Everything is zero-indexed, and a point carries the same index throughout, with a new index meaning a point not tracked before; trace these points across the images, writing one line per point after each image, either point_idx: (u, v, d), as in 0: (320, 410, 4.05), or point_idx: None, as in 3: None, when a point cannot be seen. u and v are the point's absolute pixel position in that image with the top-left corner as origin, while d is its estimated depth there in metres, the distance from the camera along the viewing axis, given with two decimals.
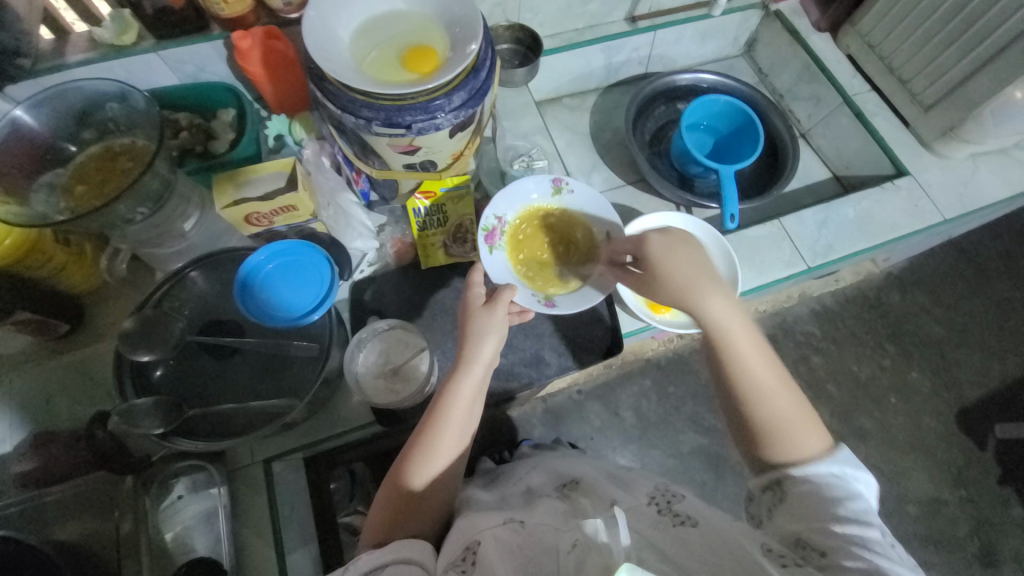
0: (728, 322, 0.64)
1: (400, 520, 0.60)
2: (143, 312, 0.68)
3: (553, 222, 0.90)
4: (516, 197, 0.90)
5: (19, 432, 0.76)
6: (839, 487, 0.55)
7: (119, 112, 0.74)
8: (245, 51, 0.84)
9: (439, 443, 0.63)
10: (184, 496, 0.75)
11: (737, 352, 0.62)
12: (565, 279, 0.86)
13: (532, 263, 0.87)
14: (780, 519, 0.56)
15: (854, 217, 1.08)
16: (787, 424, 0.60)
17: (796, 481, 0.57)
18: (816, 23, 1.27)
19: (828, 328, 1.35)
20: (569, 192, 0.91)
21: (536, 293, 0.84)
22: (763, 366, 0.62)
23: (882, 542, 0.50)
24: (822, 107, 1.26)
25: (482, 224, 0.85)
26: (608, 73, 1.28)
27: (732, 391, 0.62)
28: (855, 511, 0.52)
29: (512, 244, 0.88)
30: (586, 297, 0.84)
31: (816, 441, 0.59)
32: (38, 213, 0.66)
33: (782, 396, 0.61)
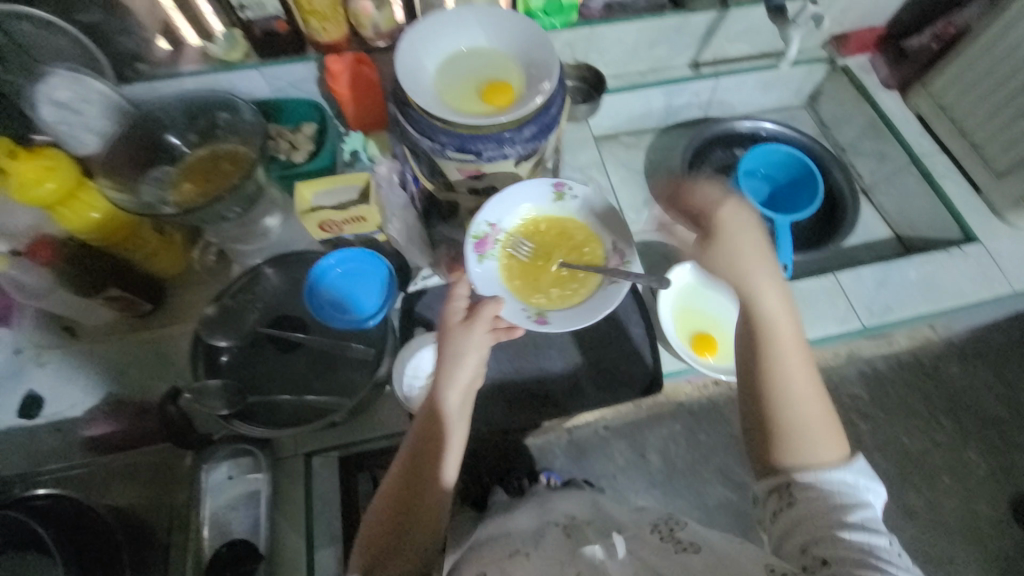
0: (782, 325, 0.66)
1: (399, 531, 0.64)
2: (224, 301, 0.76)
3: (554, 230, 0.87)
4: (514, 202, 0.86)
5: (88, 401, 0.83)
6: (850, 494, 0.58)
7: (227, 121, 0.84)
8: (336, 73, 0.93)
9: (448, 443, 0.67)
10: (233, 478, 0.77)
11: (777, 337, 0.65)
12: (567, 291, 0.83)
13: (525, 274, 0.84)
14: (789, 521, 0.58)
15: (914, 280, 1.05)
16: (804, 427, 0.62)
17: (802, 485, 0.59)
18: (885, 80, 1.26)
19: (876, 393, 1.26)
20: (571, 198, 0.88)
21: (527, 307, 0.82)
22: (794, 353, 0.65)
23: (889, 550, 0.52)
24: (886, 164, 1.24)
25: (475, 232, 0.84)
26: (666, 115, 1.31)
27: (755, 384, 0.65)
28: (864, 518, 0.55)
29: (508, 253, 0.86)
30: (588, 309, 0.81)
31: (832, 448, 0.61)
32: (147, 205, 0.76)
33: (811, 405, 0.63)
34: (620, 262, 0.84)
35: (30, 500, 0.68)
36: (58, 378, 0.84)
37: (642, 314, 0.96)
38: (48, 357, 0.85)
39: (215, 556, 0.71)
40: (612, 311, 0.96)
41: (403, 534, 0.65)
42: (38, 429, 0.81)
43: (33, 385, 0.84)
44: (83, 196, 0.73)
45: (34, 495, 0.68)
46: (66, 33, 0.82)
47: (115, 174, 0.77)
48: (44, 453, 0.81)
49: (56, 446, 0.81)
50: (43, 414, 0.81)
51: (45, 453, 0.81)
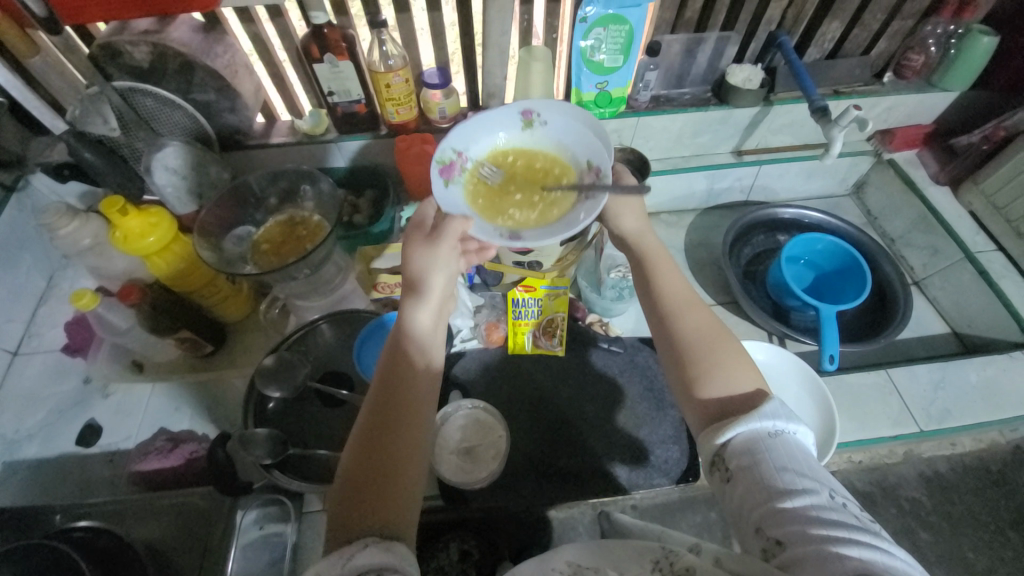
0: (676, 293, 0.71)
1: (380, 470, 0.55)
2: (282, 353, 0.79)
3: (526, 157, 0.82)
4: (479, 130, 0.82)
5: (142, 434, 0.89)
6: (769, 438, 0.53)
7: (309, 193, 0.93)
8: (404, 151, 1.02)
9: (421, 365, 0.64)
10: (262, 527, 0.79)
11: (656, 268, 0.74)
12: (540, 214, 0.76)
13: (494, 198, 0.78)
14: (737, 499, 0.52)
15: (976, 384, 0.99)
16: (704, 345, 0.65)
17: (733, 448, 0.54)
18: (935, 174, 1.28)
19: (938, 499, 1.08)
20: (541, 124, 0.83)
21: (500, 229, 0.74)
22: (688, 301, 0.70)
23: (830, 502, 0.48)
24: (938, 259, 1.21)
25: (439, 157, 0.79)
26: (708, 197, 1.35)
27: (665, 329, 0.68)
28: (795, 475, 0.50)
29: (476, 180, 0.80)
30: (562, 229, 0.72)
31: (739, 372, 0.62)
32: (229, 260, 0.84)
33: (702, 318, 0.68)
34: (597, 176, 0.76)
35: (69, 530, 0.72)
36: (119, 410, 0.91)
37: (677, 396, 0.95)
38: (115, 387, 0.93)
39: None
40: (646, 390, 0.96)
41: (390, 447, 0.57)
42: (92, 457, 0.87)
43: (94, 415, 0.91)
44: (176, 248, 0.83)
45: (75, 527, 0.72)
46: (182, 108, 0.95)
47: (208, 232, 0.86)
48: (91, 482, 0.85)
49: (104, 477, 0.85)
50: (99, 443, 0.88)
51: (91, 483, 0.85)
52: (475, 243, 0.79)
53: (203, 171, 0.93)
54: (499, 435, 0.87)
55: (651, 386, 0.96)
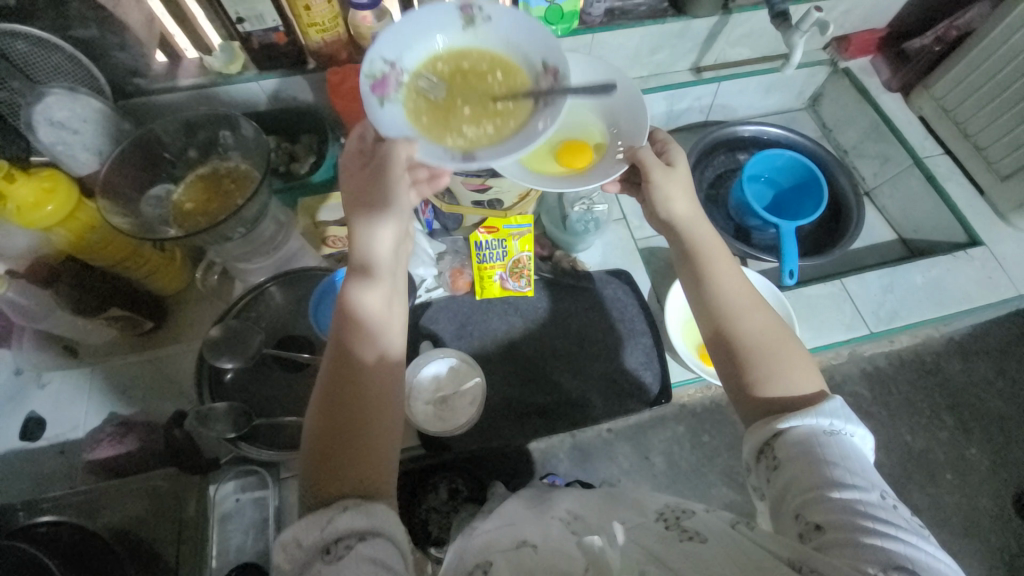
0: (734, 292, 0.69)
1: (346, 448, 0.54)
2: (229, 323, 0.73)
3: (470, 61, 0.72)
4: (410, 35, 0.71)
5: (91, 421, 0.83)
6: (825, 437, 0.56)
7: (230, 140, 0.83)
8: (336, 85, 0.91)
9: (383, 336, 0.61)
10: (240, 499, 0.76)
11: (710, 261, 0.70)
12: (496, 128, 0.68)
13: (441, 117, 0.69)
14: (781, 485, 0.55)
15: (921, 284, 1.05)
16: (760, 341, 0.65)
17: (787, 440, 0.57)
18: (886, 82, 1.27)
19: (879, 392, 1.17)
20: (483, 20, 0.72)
21: (451, 150, 0.66)
22: (739, 293, 0.68)
23: (880, 503, 0.50)
24: (888, 167, 1.24)
25: (369, 71, 0.68)
26: (668, 118, 1.30)
27: (717, 324, 0.67)
28: (849, 473, 0.52)
29: (415, 95, 0.70)
30: (521, 143, 0.65)
31: (798, 370, 0.63)
32: (148, 224, 0.75)
33: (757, 315, 0.67)
34: (554, 79, 0.69)
35: (29, 527, 0.66)
36: (59, 399, 0.84)
37: (649, 324, 0.96)
38: (48, 376, 0.85)
39: None
40: (617, 321, 0.96)
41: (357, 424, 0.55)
42: (39, 451, 0.81)
43: (35, 407, 0.83)
44: (82, 216, 0.72)
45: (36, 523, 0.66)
46: (60, 48, 0.79)
47: (116, 193, 0.75)
48: (43, 477, 0.80)
49: (57, 469, 0.80)
50: (45, 436, 0.81)
51: (43, 477, 0.80)
52: (425, 171, 0.71)
53: (100, 123, 0.80)
54: (475, 380, 0.86)
55: (622, 317, 0.96)
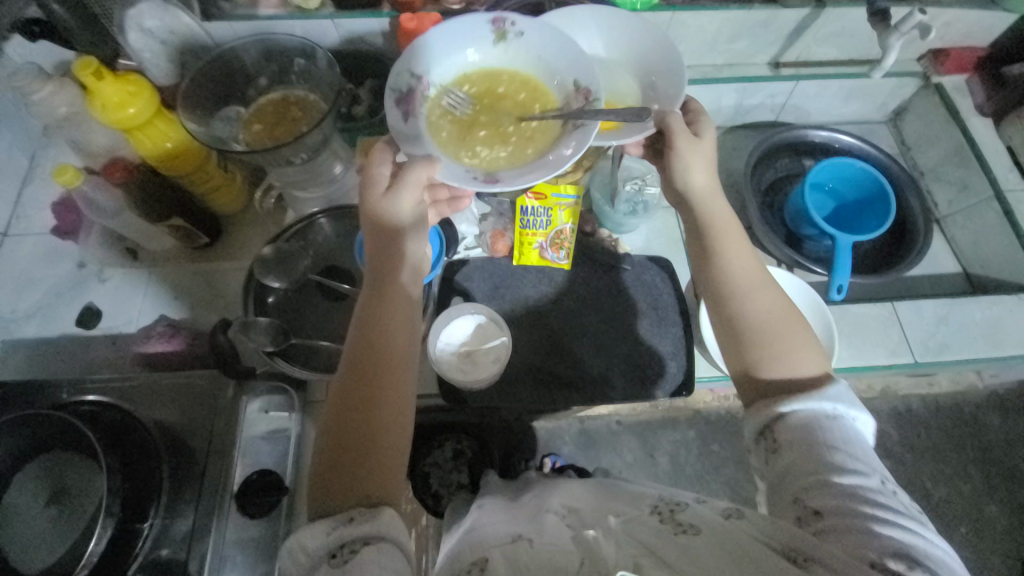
0: (744, 271, 0.68)
1: (359, 439, 0.55)
2: (280, 245, 0.78)
3: (498, 82, 0.77)
4: (441, 52, 0.75)
5: (143, 318, 0.88)
6: (829, 420, 0.55)
7: (302, 69, 0.85)
8: (409, 32, 0.90)
9: (398, 329, 0.61)
10: (266, 412, 0.79)
11: (721, 235, 0.70)
12: (518, 151, 0.71)
13: (462, 135, 0.72)
14: (781, 469, 0.55)
15: (979, 321, 0.99)
16: (766, 323, 0.64)
17: (788, 424, 0.57)
18: (980, 105, 1.18)
19: (907, 435, 1.12)
20: (515, 37, 0.76)
21: (472, 170, 0.68)
22: (747, 272, 0.68)
23: (881, 488, 0.50)
24: (966, 195, 1.16)
25: (397, 84, 0.72)
26: (736, 113, 1.25)
27: (726, 309, 0.67)
28: (851, 458, 0.52)
29: (440, 110, 0.74)
30: (541, 167, 0.67)
31: (808, 358, 0.62)
32: (219, 139, 0.78)
33: (766, 298, 0.66)
34: (585, 101, 0.72)
35: (78, 405, 0.72)
36: (117, 294, 0.90)
37: (681, 316, 0.94)
38: (110, 272, 0.91)
39: (246, 480, 0.71)
40: (650, 308, 0.95)
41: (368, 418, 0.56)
42: (94, 338, 0.87)
43: (91, 299, 0.89)
44: (160, 125, 0.77)
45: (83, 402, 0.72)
46: None
47: (194, 104, 0.79)
48: (93, 363, 0.85)
49: (108, 358, 0.86)
50: (102, 326, 0.88)
51: (93, 363, 0.85)
52: (446, 193, 0.77)
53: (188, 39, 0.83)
54: (501, 340, 0.87)
55: (656, 305, 0.95)
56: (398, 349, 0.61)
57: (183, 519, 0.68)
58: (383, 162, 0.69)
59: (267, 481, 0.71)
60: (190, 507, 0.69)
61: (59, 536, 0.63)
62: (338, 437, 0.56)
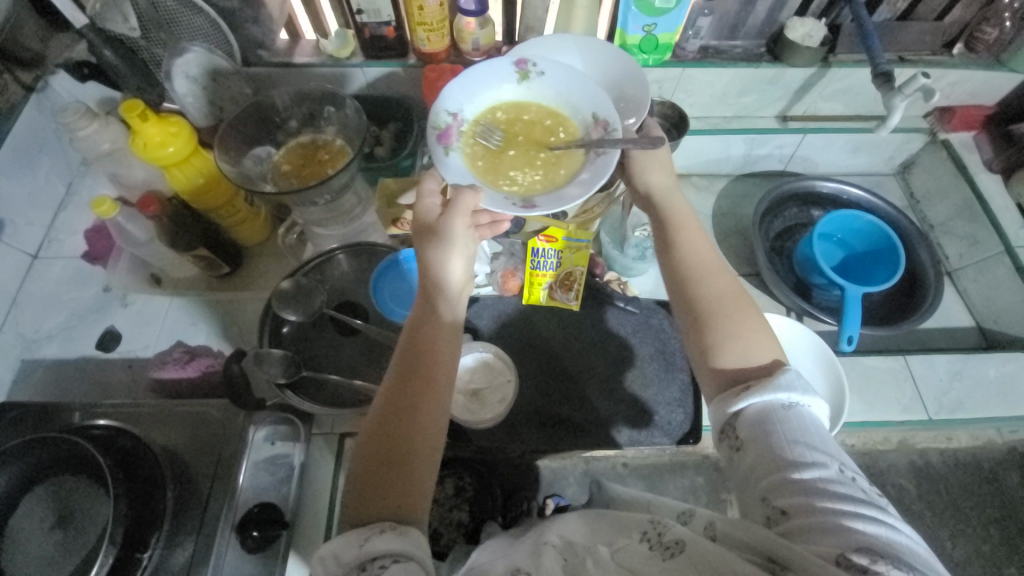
0: (700, 261, 0.68)
1: (393, 455, 0.55)
2: (299, 279, 0.80)
3: (524, 113, 0.81)
4: (472, 92, 0.80)
5: (161, 344, 0.91)
6: (786, 410, 0.55)
7: (333, 115, 0.90)
8: (432, 82, 0.96)
9: (443, 350, 0.62)
10: (274, 444, 0.80)
11: (678, 229, 0.71)
12: (551, 176, 0.76)
13: (496, 164, 0.77)
14: (746, 467, 0.54)
15: (994, 378, 0.97)
16: (721, 311, 0.64)
17: (746, 415, 0.56)
18: (988, 162, 1.20)
19: (925, 487, 1.06)
20: (537, 75, 0.81)
21: (511, 197, 0.72)
22: (704, 263, 0.68)
23: (837, 475, 0.50)
24: (976, 250, 1.17)
25: (436, 123, 0.77)
26: (744, 163, 1.29)
27: (687, 300, 0.66)
28: (808, 448, 0.52)
29: (475, 143, 0.78)
30: (572, 189, 0.71)
31: (761, 346, 0.62)
32: (249, 178, 0.82)
33: (721, 288, 0.67)
34: (605, 131, 0.77)
35: (89, 429, 0.72)
36: (137, 320, 0.93)
37: (688, 360, 0.95)
38: (133, 298, 0.94)
39: (246, 514, 0.71)
40: (657, 352, 0.95)
41: (402, 434, 0.56)
42: (111, 362, 0.89)
43: (113, 322, 0.93)
44: (195, 161, 0.82)
45: (93, 425, 0.73)
46: (207, 13, 0.90)
47: (229, 143, 0.84)
48: (108, 386, 0.88)
49: (123, 381, 0.88)
50: (120, 350, 0.90)
51: (108, 386, 0.88)
52: (487, 218, 0.76)
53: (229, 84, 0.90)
54: (508, 380, 0.88)
55: (664, 348, 0.96)
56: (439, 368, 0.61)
57: (181, 550, 0.69)
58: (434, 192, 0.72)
59: (269, 514, 0.71)
60: (191, 537, 0.69)
61: (62, 562, 0.63)
62: (372, 447, 0.56)
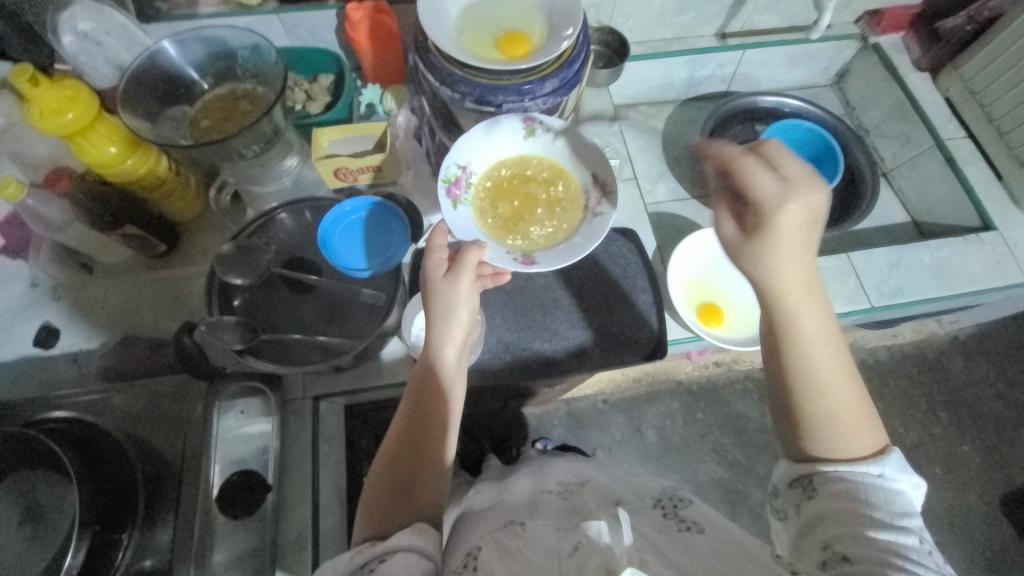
0: (811, 358, 0.57)
1: (400, 492, 0.58)
2: (240, 240, 0.77)
3: (528, 169, 0.84)
4: (483, 144, 0.82)
5: (103, 334, 0.86)
6: (876, 488, 0.53)
7: (247, 60, 0.83)
8: (355, 22, 0.89)
9: (450, 404, 0.64)
10: (245, 415, 0.77)
11: (787, 318, 0.57)
12: (555, 228, 0.81)
13: (502, 217, 0.81)
14: (814, 515, 0.54)
15: (928, 265, 1.04)
16: (838, 417, 0.55)
17: (830, 477, 0.54)
18: (916, 61, 1.23)
19: None
20: (542, 132, 0.82)
21: (512, 250, 0.78)
22: (822, 358, 0.57)
23: (918, 548, 0.49)
24: (909, 148, 1.22)
25: (446, 175, 0.80)
26: (689, 86, 1.28)
27: (782, 395, 0.58)
28: (893, 514, 0.51)
29: (482, 196, 0.83)
30: (571, 249, 0.77)
31: (864, 436, 0.55)
32: (166, 138, 0.77)
33: (835, 388, 0.57)
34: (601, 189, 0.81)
35: (41, 422, 0.67)
36: (71, 312, 0.86)
37: (649, 283, 0.97)
38: (63, 291, 0.87)
39: (224, 484, 0.70)
40: (621, 276, 0.97)
41: (413, 484, 0.59)
42: (52, 358, 0.83)
43: (48, 317, 0.86)
44: (101, 128, 0.74)
45: (47, 418, 0.68)
46: None
47: (138, 103, 0.77)
48: (55, 381, 0.82)
49: (68, 376, 0.82)
50: (59, 345, 0.84)
51: (55, 382, 0.82)
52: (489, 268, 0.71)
53: (126, 40, 0.82)
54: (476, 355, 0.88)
55: (625, 273, 0.97)
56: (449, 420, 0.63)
57: (163, 530, 0.68)
58: (440, 247, 0.69)
59: (247, 482, 0.70)
60: (171, 516, 0.69)
61: (33, 557, 0.61)
62: (383, 487, 0.59)
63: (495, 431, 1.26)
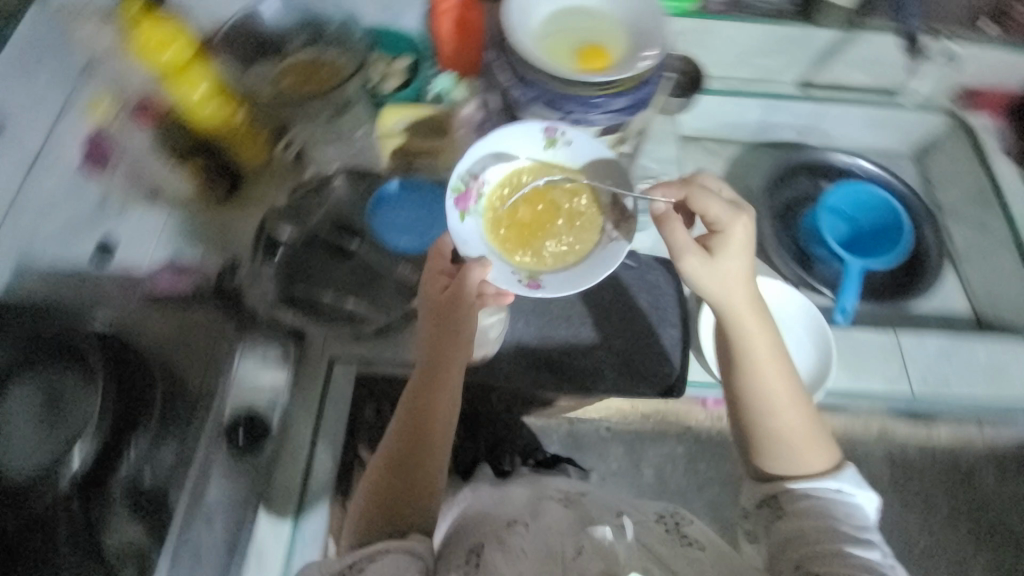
0: (772, 393, 0.71)
1: (397, 488, 0.67)
2: (294, 198, 0.87)
3: (541, 180, 0.78)
4: (498, 153, 0.77)
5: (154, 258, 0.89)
6: (837, 503, 0.66)
7: (333, 32, 0.92)
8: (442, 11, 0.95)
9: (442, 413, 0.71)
10: (266, 362, 0.79)
11: (754, 359, 0.71)
12: (569, 250, 0.75)
13: (512, 233, 0.76)
14: (785, 536, 0.66)
15: (983, 363, 0.98)
16: (789, 439, 0.70)
17: (794, 494, 0.68)
18: (1006, 148, 1.16)
19: None
20: (563, 143, 0.77)
21: (518, 271, 0.73)
22: (782, 392, 0.71)
23: (881, 560, 0.61)
24: (983, 237, 1.15)
25: (455, 183, 0.75)
26: (761, 130, 1.22)
27: (745, 421, 0.72)
28: (856, 529, 0.64)
29: (492, 208, 0.77)
30: (581, 276, 0.72)
31: (815, 456, 0.70)
32: (248, 89, 0.87)
33: (792, 417, 0.70)
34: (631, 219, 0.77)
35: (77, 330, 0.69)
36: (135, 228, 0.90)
37: (682, 319, 0.94)
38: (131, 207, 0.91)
39: (234, 419, 0.75)
40: (654, 307, 0.95)
41: (407, 486, 0.68)
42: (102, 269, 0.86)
43: (109, 230, 0.89)
44: (194, 70, 0.80)
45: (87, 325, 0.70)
46: None
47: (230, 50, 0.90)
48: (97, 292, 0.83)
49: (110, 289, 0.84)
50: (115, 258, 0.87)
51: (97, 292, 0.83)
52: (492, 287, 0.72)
53: None
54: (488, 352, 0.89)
55: (659, 303, 0.95)
56: (443, 419, 0.71)
57: (167, 451, 0.68)
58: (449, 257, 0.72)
59: (255, 428, 0.76)
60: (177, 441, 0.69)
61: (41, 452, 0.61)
62: (377, 497, 0.68)
63: (492, 435, 1.25)
